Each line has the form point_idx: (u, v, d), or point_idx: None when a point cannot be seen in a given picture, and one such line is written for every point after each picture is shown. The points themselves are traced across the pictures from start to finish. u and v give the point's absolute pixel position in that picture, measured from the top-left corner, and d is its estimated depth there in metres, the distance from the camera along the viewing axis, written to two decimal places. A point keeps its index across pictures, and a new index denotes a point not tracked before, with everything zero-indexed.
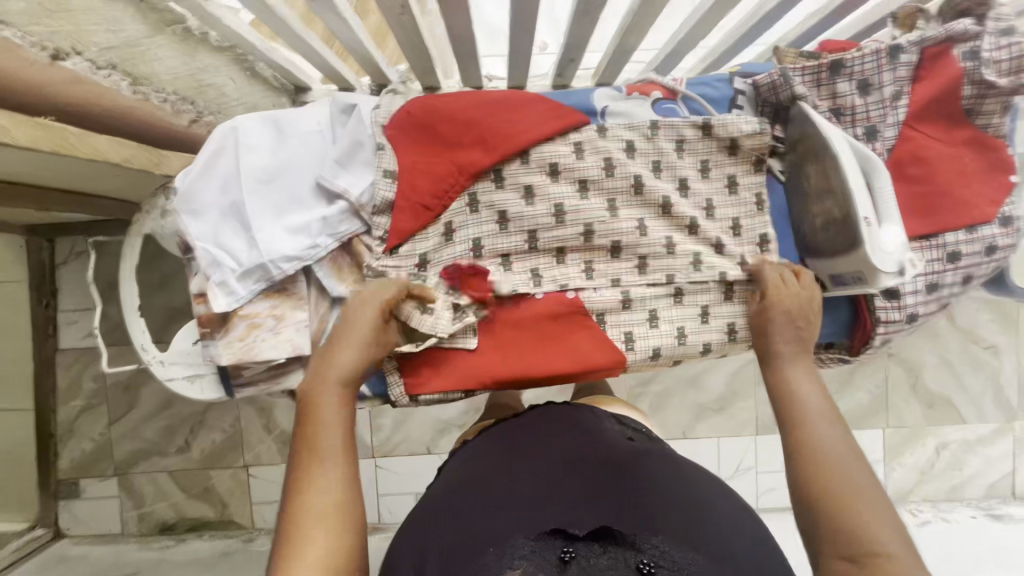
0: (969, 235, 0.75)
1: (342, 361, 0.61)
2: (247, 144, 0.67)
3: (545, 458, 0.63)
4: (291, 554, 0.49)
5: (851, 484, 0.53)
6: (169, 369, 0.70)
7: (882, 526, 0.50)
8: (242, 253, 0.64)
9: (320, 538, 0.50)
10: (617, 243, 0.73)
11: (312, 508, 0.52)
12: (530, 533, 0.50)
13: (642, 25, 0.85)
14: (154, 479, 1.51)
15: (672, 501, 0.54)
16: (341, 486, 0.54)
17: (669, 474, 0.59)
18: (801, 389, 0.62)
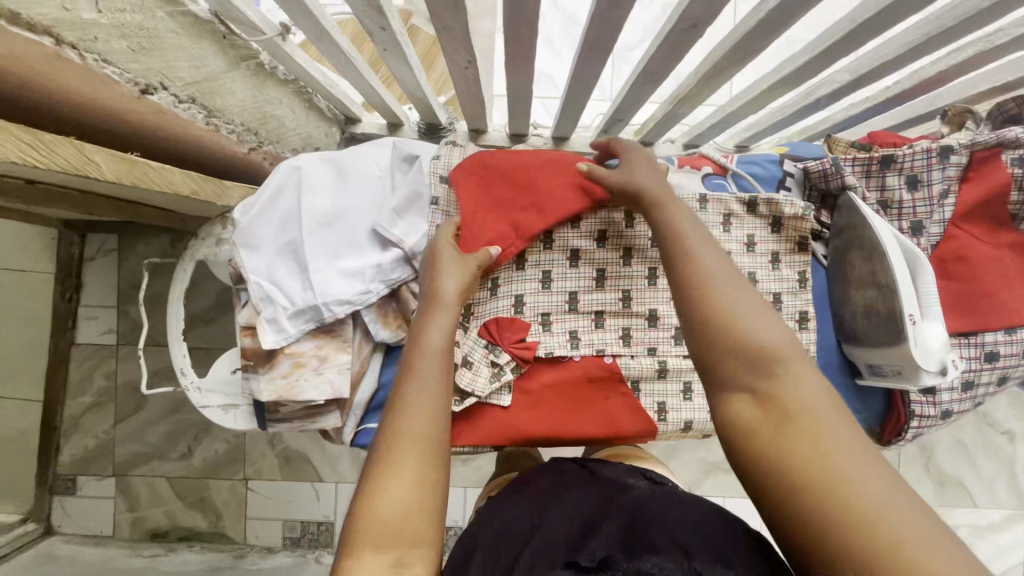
0: (1008, 336, 0.75)
1: (448, 288, 0.57)
2: (309, 185, 0.69)
3: (578, 500, 0.59)
4: (375, 475, 0.43)
5: (739, 316, 0.45)
6: (205, 395, 0.71)
7: (770, 351, 0.43)
8: (294, 292, 0.65)
9: (400, 463, 0.43)
10: (654, 312, 0.75)
11: (396, 428, 0.45)
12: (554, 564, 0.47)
13: (695, 99, 0.87)
14: (151, 483, 1.50)
15: (680, 527, 0.49)
16: (431, 407, 0.47)
17: (671, 499, 0.54)
18: (683, 229, 0.52)
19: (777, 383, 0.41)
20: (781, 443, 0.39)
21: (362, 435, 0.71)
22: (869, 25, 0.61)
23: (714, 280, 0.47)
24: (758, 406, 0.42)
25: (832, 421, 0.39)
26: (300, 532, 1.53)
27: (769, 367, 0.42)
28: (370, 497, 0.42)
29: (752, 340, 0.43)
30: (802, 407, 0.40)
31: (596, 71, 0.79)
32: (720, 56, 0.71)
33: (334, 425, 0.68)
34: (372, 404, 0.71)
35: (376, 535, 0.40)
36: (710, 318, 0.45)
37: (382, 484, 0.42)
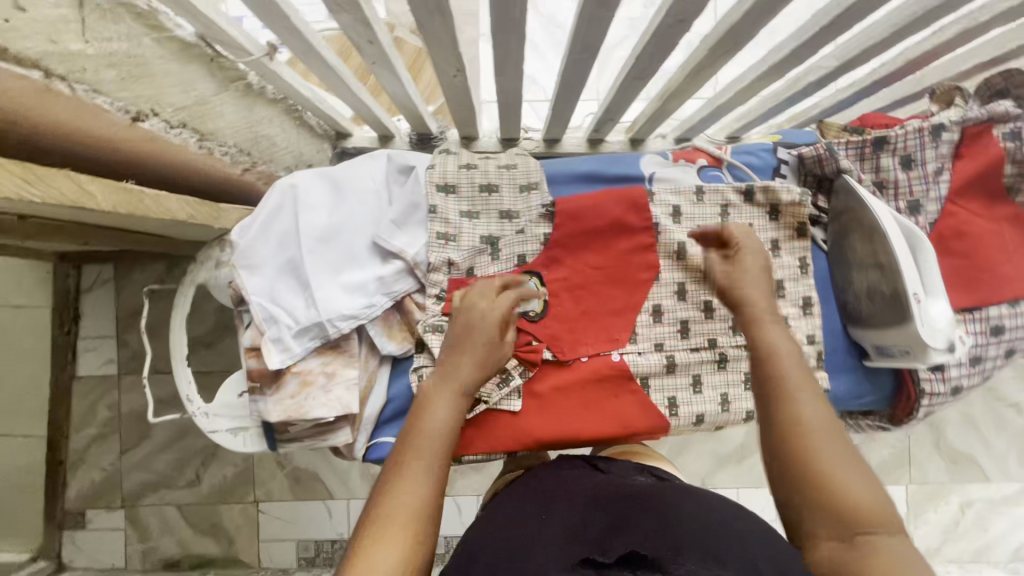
0: (1012, 309, 0.75)
1: (470, 366, 0.62)
2: (306, 203, 0.68)
3: (577, 503, 0.59)
4: (370, 537, 0.48)
5: (829, 453, 0.54)
6: (212, 421, 0.70)
7: (849, 487, 0.51)
8: (298, 310, 0.64)
9: (397, 531, 0.49)
10: (658, 307, 0.74)
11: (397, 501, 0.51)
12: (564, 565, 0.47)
13: (684, 93, 0.88)
14: (161, 512, 1.49)
15: (703, 526, 0.50)
16: (425, 486, 0.53)
17: (687, 500, 0.56)
18: (783, 346, 0.62)
19: (865, 526, 0.48)
20: (864, 559, 0.46)
21: (373, 450, 0.70)
22: (855, 10, 0.61)
23: (812, 414, 0.57)
24: (840, 527, 0.49)
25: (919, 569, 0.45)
26: (314, 551, 1.52)
27: (854, 505, 0.50)
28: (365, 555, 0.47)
29: (833, 471, 0.52)
30: (886, 544, 0.47)
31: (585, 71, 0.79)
32: (708, 49, 0.71)
33: (345, 441, 0.68)
34: (381, 418, 0.70)
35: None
36: (800, 437, 0.55)
37: (374, 546, 0.48)
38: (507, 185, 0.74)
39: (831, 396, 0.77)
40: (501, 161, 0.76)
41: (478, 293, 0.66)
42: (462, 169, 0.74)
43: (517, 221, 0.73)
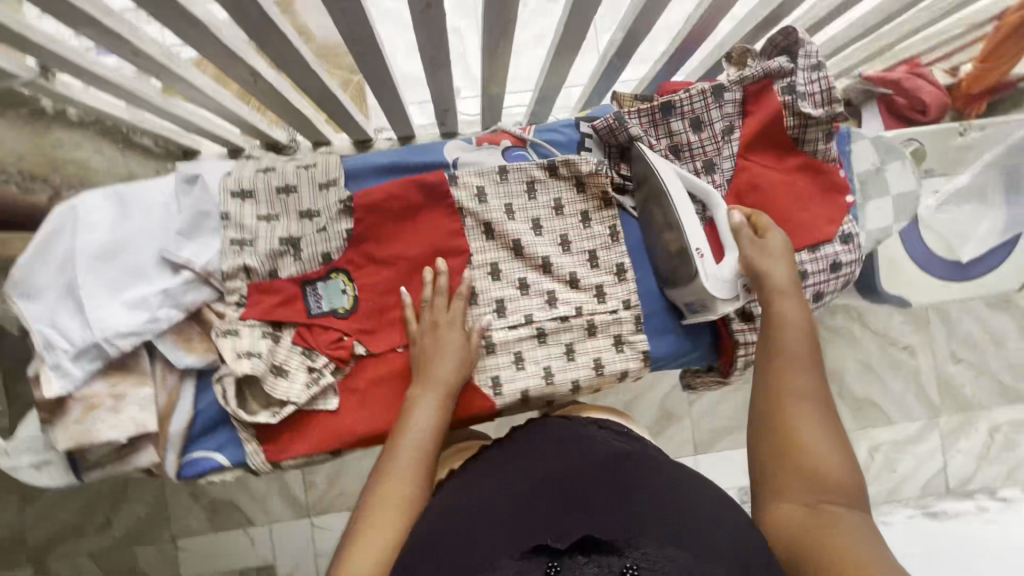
0: (812, 254, 0.79)
1: (441, 372, 0.68)
2: (86, 222, 0.66)
3: (541, 465, 0.60)
4: (354, 539, 0.54)
5: (798, 415, 0.59)
6: (14, 457, 0.67)
7: (824, 452, 0.56)
8: (75, 333, 0.63)
9: (376, 531, 0.55)
10: (472, 289, 0.75)
11: (374, 502, 0.57)
12: (514, 555, 0.48)
13: (499, 80, 0.89)
14: (74, 564, 1.46)
15: (666, 504, 0.53)
16: (405, 482, 0.59)
17: (644, 468, 0.58)
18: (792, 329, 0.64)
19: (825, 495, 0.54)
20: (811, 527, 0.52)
21: (188, 467, 0.69)
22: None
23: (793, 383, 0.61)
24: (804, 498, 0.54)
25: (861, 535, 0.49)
26: None
27: (816, 470, 0.55)
28: (347, 557, 0.53)
29: (812, 443, 0.57)
30: (838, 513, 0.52)
31: (383, 62, 0.79)
32: (487, 32, 0.72)
33: (151, 461, 0.66)
34: (191, 433, 0.69)
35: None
36: (788, 421, 0.59)
37: (361, 540, 0.54)
38: (306, 184, 0.73)
39: (655, 357, 0.79)
40: (302, 161, 0.75)
41: (440, 308, 0.72)
42: (259, 173, 0.73)
43: (317, 219, 0.72)
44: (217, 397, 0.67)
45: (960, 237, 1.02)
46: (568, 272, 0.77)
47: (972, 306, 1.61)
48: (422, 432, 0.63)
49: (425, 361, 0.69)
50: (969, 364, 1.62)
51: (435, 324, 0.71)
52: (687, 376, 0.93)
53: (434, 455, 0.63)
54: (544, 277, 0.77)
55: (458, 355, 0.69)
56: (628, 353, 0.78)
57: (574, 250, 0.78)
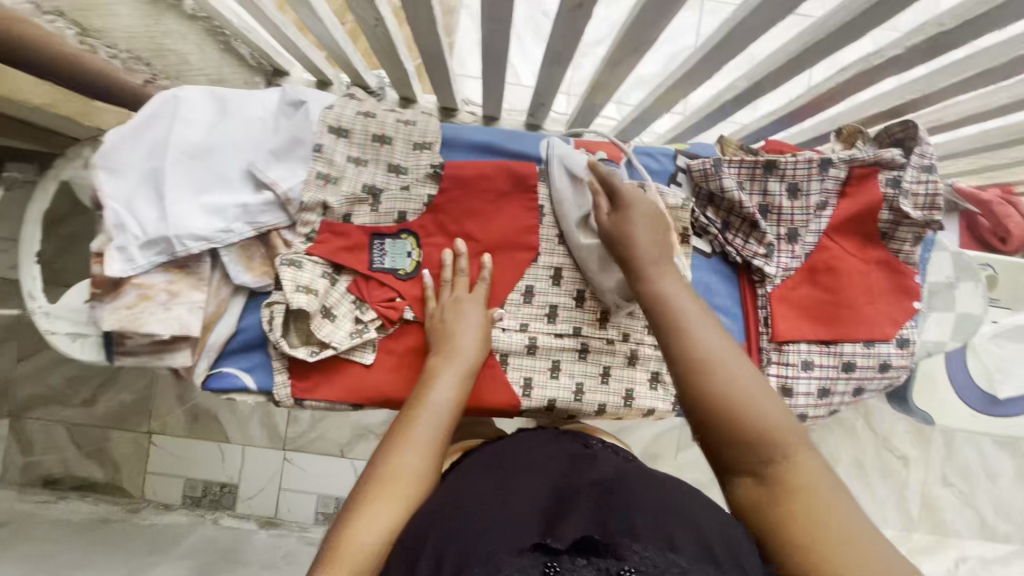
0: (866, 348, 0.79)
1: (464, 350, 0.66)
2: (185, 116, 0.66)
3: (540, 475, 0.57)
4: (358, 510, 0.51)
5: (727, 374, 0.54)
6: (52, 321, 0.68)
7: (758, 410, 0.52)
8: (149, 221, 0.63)
9: (381, 506, 0.51)
10: (529, 288, 0.76)
11: (384, 475, 0.53)
12: (512, 550, 0.43)
13: (607, 91, 0.88)
14: (48, 428, 1.49)
15: (675, 519, 0.48)
16: (423, 460, 0.56)
17: (647, 483, 0.55)
18: (678, 302, 0.59)
19: (777, 459, 0.50)
20: (782, 499, 0.49)
21: (213, 380, 0.69)
22: (745, 25, 0.62)
23: (712, 356, 0.55)
24: (756, 466, 0.51)
25: (824, 483, 0.49)
26: (201, 492, 1.55)
27: (762, 438, 0.51)
28: (351, 530, 0.50)
29: (753, 407, 0.52)
30: (802, 478, 0.49)
31: (505, 37, 0.78)
32: (617, 43, 0.71)
33: (183, 363, 0.66)
34: (228, 347, 0.69)
35: (353, 563, 0.48)
36: (719, 396, 0.53)
37: (367, 519, 0.50)
38: (401, 139, 0.73)
39: (684, 403, 0.79)
40: (402, 115, 0.75)
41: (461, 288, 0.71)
42: (359, 115, 0.72)
43: (403, 176, 0.72)
44: (263, 320, 0.67)
45: (1005, 372, 1.03)
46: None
47: (978, 438, 1.59)
48: (443, 407, 0.60)
49: (446, 334, 0.68)
50: (958, 491, 1.58)
51: (454, 300, 0.70)
52: None
53: (451, 433, 0.59)
54: (602, 296, 0.77)
55: (481, 331, 0.68)
56: (660, 392, 0.78)
57: None
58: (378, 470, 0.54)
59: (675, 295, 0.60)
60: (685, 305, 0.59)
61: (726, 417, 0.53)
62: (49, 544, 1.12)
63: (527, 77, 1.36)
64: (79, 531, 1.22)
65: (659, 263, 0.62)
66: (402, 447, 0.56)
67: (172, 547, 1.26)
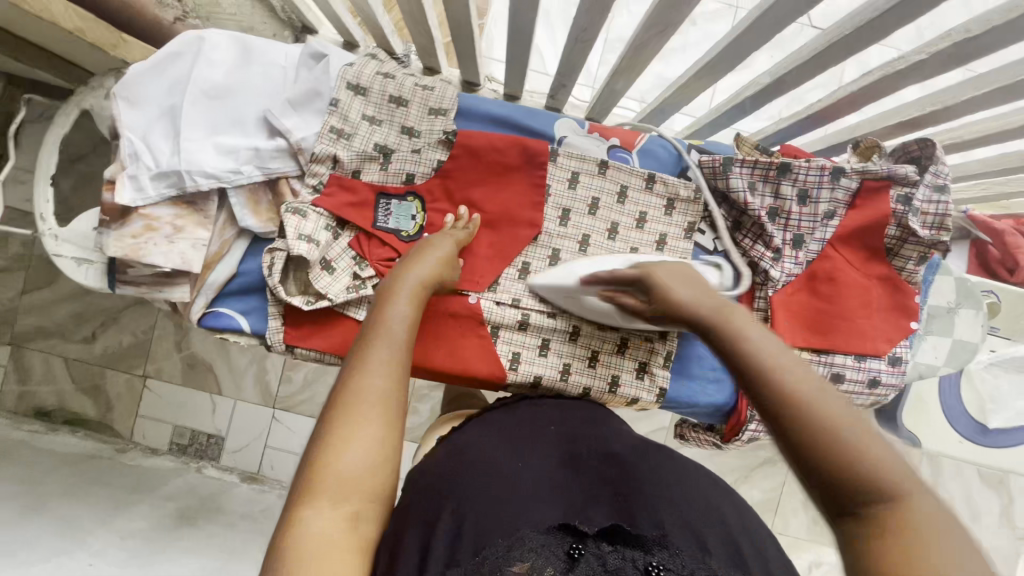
0: (856, 362, 0.79)
1: (424, 267, 0.62)
2: (208, 57, 0.67)
3: (551, 445, 0.62)
4: (328, 440, 0.45)
5: (822, 405, 0.41)
6: (59, 246, 0.69)
7: (864, 442, 0.39)
8: (162, 154, 0.64)
9: (350, 429, 0.46)
10: (526, 264, 0.76)
11: (354, 395, 0.47)
12: (539, 527, 0.48)
13: (626, 79, 0.88)
14: (48, 361, 1.53)
15: (702, 518, 0.52)
16: (388, 382, 0.49)
17: (672, 471, 0.59)
18: (756, 333, 0.47)
19: (881, 501, 0.37)
20: (877, 546, 0.35)
21: (209, 318, 0.70)
22: (770, 14, 0.62)
23: (794, 380, 0.42)
24: (848, 504, 0.38)
25: (952, 531, 0.35)
26: (188, 440, 1.58)
27: (868, 479, 0.37)
28: (326, 459, 0.44)
29: (854, 433, 0.39)
30: (900, 518, 0.36)
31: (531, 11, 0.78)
32: (643, 24, 0.71)
33: (181, 299, 0.68)
34: (226, 288, 0.70)
35: (332, 491, 0.43)
36: (812, 430, 0.40)
37: (341, 444, 0.45)
38: (417, 103, 0.74)
39: (669, 397, 0.79)
40: (422, 80, 0.75)
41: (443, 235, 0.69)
42: (378, 75, 0.73)
43: (415, 139, 0.73)
44: (262, 265, 0.68)
45: (997, 403, 1.03)
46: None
47: (967, 474, 1.56)
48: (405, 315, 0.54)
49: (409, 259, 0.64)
50: None
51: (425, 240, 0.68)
52: (684, 426, 0.94)
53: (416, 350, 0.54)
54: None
55: (445, 254, 0.65)
56: (646, 382, 0.78)
57: None
58: (344, 388, 0.48)
59: (750, 328, 0.48)
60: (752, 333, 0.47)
61: (820, 449, 0.39)
62: (38, 470, 1.15)
63: (552, 65, 1.36)
64: (68, 462, 1.25)
65: (716, 307, 0.52)
66: (365, 367, 0.49)
67: (152, 489, 1.28)
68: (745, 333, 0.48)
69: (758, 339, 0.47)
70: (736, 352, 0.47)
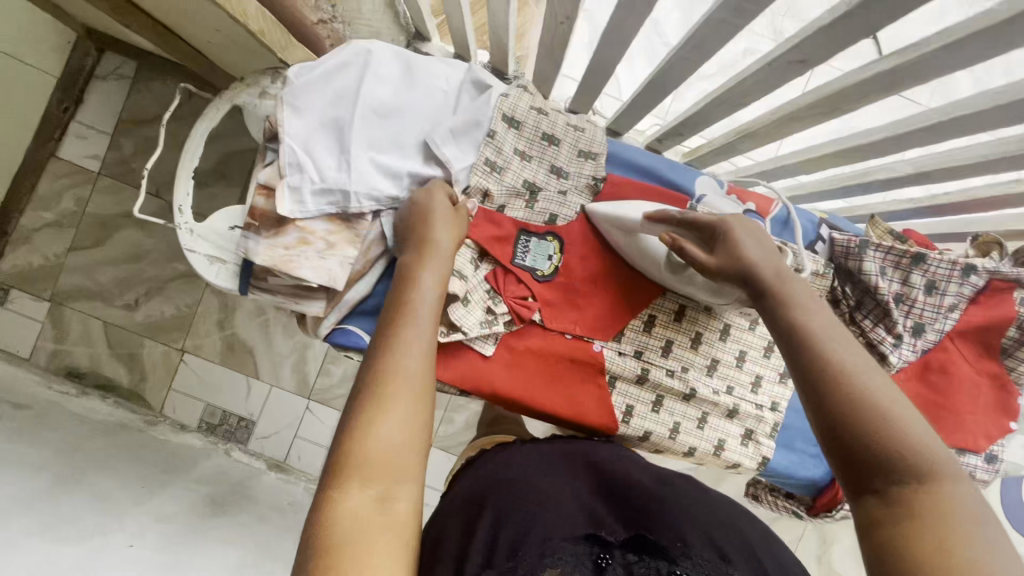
0: (956, 456, 0.80)
1: (443, 243, 0.58)
2: (376, 71, 0.66)
3: (576, 468, 0.64)
4: (363, 414, 0.43)
5: (870, 388, 0.45)
6: (194, 241, 0.67)
7: (903, 424, 0.43)
8: (328, 170, 0.63)
9: (389, 407, 0.44)
10: (651, 318, 0.76)
11: (387, 375, 0.45)
12: (567, 536, 0.49)
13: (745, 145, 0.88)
14: (85, 322, 1.37)
15: (707, 527, 0.53)
16: (422, 360, 0.48)
17: (695, 497, 0.60)
18: (812, 313, 0.52)
19: (901, 479, 0.41)
20: (909, 529, 0.38)
21: (337, 335, 0.68)
22: (992, 115, 0.60)
23: (841, 363, 0.47)
24: (880, 484, 0.41)
25: (968, 517, 0.38)
26: (219, 420, 1.42)
27: (891, 457, 0.41)
28: (365, 434, 0.42)
29: (892, 414, 0.43)
30: (929, 503, 0.39)
31: (681, 76, 0.76)
32: (811, 104, 0.70)
33: (315, 313, 0.67)
34: (358, 307, 0.68)
35: (372, 466, 0.41)
36: (862, 407, 0.44)
37: (375, 420, 0.43)
38: (568, 143, 0.74)
39: (768, 466, 0.80)
40: (572, 119, 0.75)
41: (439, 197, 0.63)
42: (533, 110, 0.72)
43: (562, 180, 0.73)
44: None
45: None
46: (739, 350, 0.78)
47: None
48: (430, 300, 0.52)
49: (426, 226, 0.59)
50: None
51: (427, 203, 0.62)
52: (756, 485, 0.92)
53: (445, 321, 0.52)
54: (719, 344, 0.78)
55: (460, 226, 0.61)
56: (750, 449, 0.79)
57: (758, 332, 0.78)
58: (374, 371, 0.46)
59: (819, 321, 0.51)
60: (822, 324, 0.50)
61: (866, 427, 0.43)
62: (74, 434, 0.97)
63: (627, 93, 1.36)
64: (102, 430, 1.07)
65: (778, 272, 0.55)
66: (395, 346, 0.47)
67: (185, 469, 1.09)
68: (799, 309, 0.52)
69: (816, 321, 0.51)
70: (790, 325, 0.51)
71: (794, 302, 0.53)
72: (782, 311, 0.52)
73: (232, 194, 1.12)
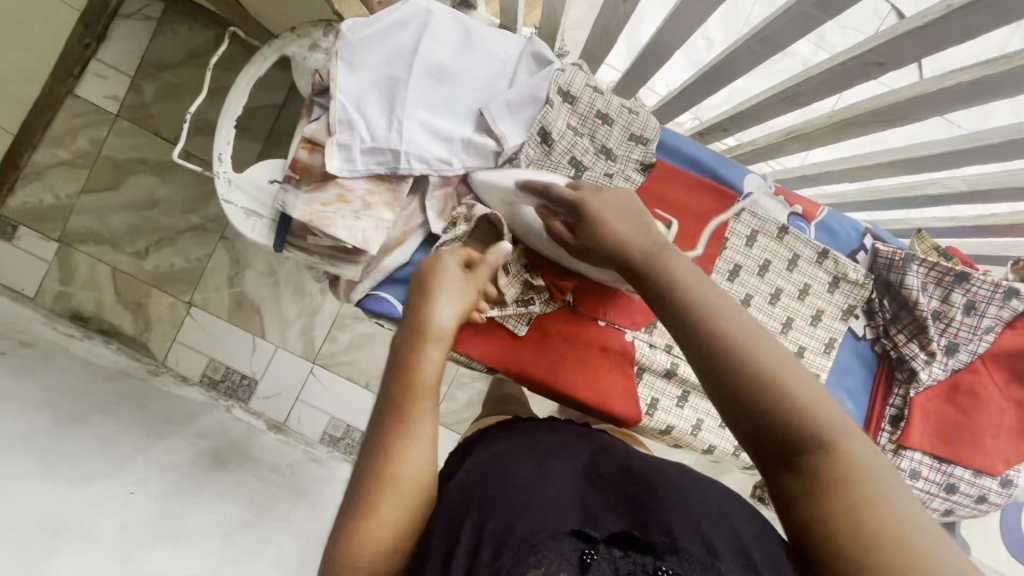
0: (973, 478, 0.78)
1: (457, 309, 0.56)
2: (434, 33, 0.64)
3: (575, 455, 0.57)
4: (362, 506, 0.44)
5: (789, 379, 0.39)
6: (231, 192, 0.66)
7: (821, 407, 0.38)
8: (378, 128, 0.62)
9: (386, 497, 0.44)
10: None
11: (389, 462, 0.45)
12: (551, 529, 0.42)
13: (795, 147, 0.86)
14: (93, 266, 1.33)
15: (691, 511, 0.45)
16: (429, 445, 0.48)
17: (678, 478, 0.51)
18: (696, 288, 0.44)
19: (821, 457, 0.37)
20: (854, 521, 0.34)
21: (371, 301, 0.67)
22: None
23: (767, 366, 0.39)
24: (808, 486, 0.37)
25: (885, 478, 0.36)
26: (221, 376, 1.39)
27: (812, 448, 0.37)
28: (362, 524, 0.43)
29: (807, 397, 0.38)
30: (860, 479, 0.36)
31: (741, 69, 0.74)
32: (873, 108, 0.68)
33: (350, 277, 0.65)
34: (394, 274, 0.67)
35: (368, 551, 0.43)
36: (788, 411, 0.38)
37: (371, 511, 0.44)
38: (621, 125, 0.70)
39: None
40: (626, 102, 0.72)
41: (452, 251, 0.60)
42: (589, 86, 0.69)
43: (611, 163, 0.71)
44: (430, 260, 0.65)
45: None
46: None
47: None
48: (441, 377, 0.51)
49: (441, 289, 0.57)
50: None
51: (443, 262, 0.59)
52: (763, 489, 0.92)
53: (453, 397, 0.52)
54: None
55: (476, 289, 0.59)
56: None
57: (789, 337, 0.77)
58: (377, 458, 0.46)
59: (690, 278, 0.45)
60: (719, 305, 0.42)
61: (800, 430, 0.37)
62: (77, 378, 0.93)
63: (665, 86, 1.33)
64: (103, 375, 1.04)
65: (656, 243, 0.48)
66: (403, 436, 0.47)
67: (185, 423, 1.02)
68: (714, 306, 0.42)
69: (713, 306, 0.42)
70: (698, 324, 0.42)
71: (689, 286, 0.44)
72: (685, 314, 0.42)
73: (254, 147, 1.08)
